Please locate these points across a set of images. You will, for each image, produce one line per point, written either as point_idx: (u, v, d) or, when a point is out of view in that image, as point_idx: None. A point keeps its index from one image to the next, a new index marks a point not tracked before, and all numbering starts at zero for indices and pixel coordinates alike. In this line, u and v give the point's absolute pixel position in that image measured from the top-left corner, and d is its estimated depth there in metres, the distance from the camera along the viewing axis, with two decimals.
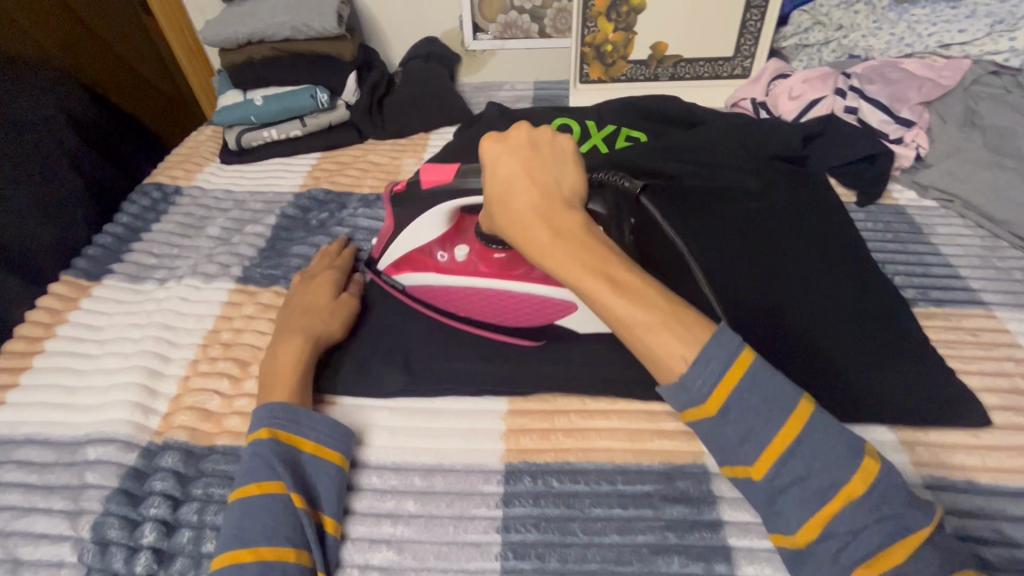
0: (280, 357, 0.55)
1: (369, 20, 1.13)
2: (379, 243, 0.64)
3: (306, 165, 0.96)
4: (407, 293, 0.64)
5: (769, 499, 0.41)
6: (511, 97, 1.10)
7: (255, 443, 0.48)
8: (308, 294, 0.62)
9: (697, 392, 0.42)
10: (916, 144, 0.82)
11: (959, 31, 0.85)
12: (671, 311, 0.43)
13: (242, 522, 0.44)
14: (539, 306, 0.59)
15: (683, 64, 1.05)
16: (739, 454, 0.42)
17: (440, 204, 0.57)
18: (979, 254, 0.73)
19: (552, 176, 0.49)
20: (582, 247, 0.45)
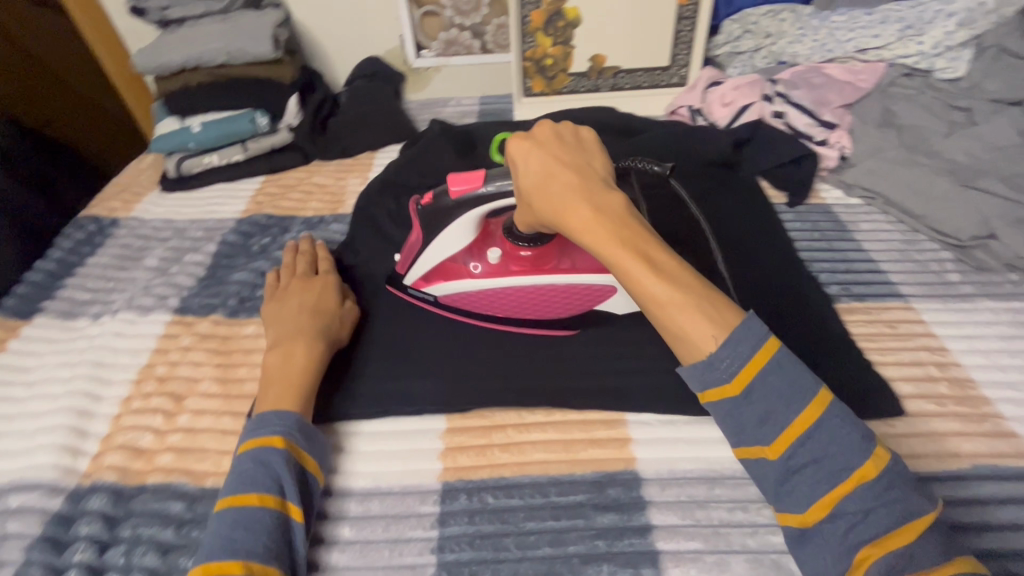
0: (291, 364, 0.55)
1: (311, 41, 1.13)
2: (407, 255, 0.65)
3: (249, 190, 0.95)
4: (441, 303, 0.65)
5: (781, 477, 0.43)
6: (457, 113, 1.11)
7: (269, 450, 0.48)
8: (312, 296, 0.62)
9: (722, 370, 0.44)
10: (840, 145, 0.85)
11: (874, 36, 0.89)
12: (703, 290, 0.46)
13: (234, 532, 0.44)
14: (579, 294, 0.62)
15: (622, 74, 1.08)
16: (757, 434, 0.44)
17: (471, 212, 0.58)
18: (899, 248, 0.76)
19: (586, 165, 0.50)
20: (623, 228, 0.47)
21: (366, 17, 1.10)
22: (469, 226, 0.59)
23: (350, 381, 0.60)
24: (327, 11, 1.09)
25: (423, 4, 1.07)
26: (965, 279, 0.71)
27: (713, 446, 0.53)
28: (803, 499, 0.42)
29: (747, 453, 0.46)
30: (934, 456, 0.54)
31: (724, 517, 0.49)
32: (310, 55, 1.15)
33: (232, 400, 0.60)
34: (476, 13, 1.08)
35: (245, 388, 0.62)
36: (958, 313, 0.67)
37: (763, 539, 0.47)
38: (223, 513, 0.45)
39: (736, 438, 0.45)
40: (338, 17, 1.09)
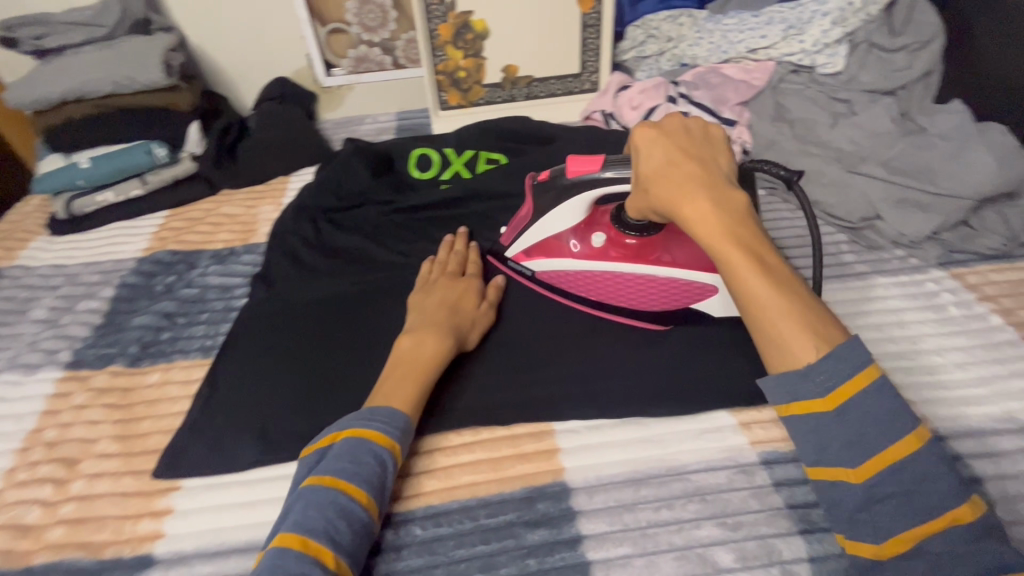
0: (421, 349, 0.55)
1: (213, 65, 1.08)
2: (514, 228, 0.67)
3: (151, 226, 0.89)
4: (538, 278, 0.67)
5: (861, 504, 0.41)
6: (374, 130, 1.09)
7: (377, 445, 0.48)
8: (453, 292, 0.63)
9: (816, 384, 0.41)
10: (741, 140, 0.90)
11: (762, 37, 0.95)
12: (811, 305, 0.43)
13: (336, 521, 0.43)
14: (678, 289, 0.61)
15: (535, 83, 1.09)
16: (838, 457, 0.41)
17: (586, 194, 0.58)
18: (800, 234, 0.80)
19: (713, 159, 0.48)
20: (741, 227, 0.44)
21: (269, 37, 1.06)
22: (579, 208, 0.59)
23: (269, 426, 0.59)
24: (226, 32, 1.04)
25: (328, 22, 1.05)
26: (858, 259, 0.76)
27: (638, 446, 0.54)
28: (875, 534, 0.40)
29: (823, 472, 0.43)
30: None
31: (650, 518, 0.49)
32: (213, 79, 1.10)
33: (134, 459, 0.57)
34: (383, 29, 1.06)
35: (148, 442, 0.59)
36: (855, 291, 0.71)
37: (688, 534, 0.48)
38: (329, 489, 0.44)
39: (816, 458, 0.43)
40: (239, 38, 1.05)
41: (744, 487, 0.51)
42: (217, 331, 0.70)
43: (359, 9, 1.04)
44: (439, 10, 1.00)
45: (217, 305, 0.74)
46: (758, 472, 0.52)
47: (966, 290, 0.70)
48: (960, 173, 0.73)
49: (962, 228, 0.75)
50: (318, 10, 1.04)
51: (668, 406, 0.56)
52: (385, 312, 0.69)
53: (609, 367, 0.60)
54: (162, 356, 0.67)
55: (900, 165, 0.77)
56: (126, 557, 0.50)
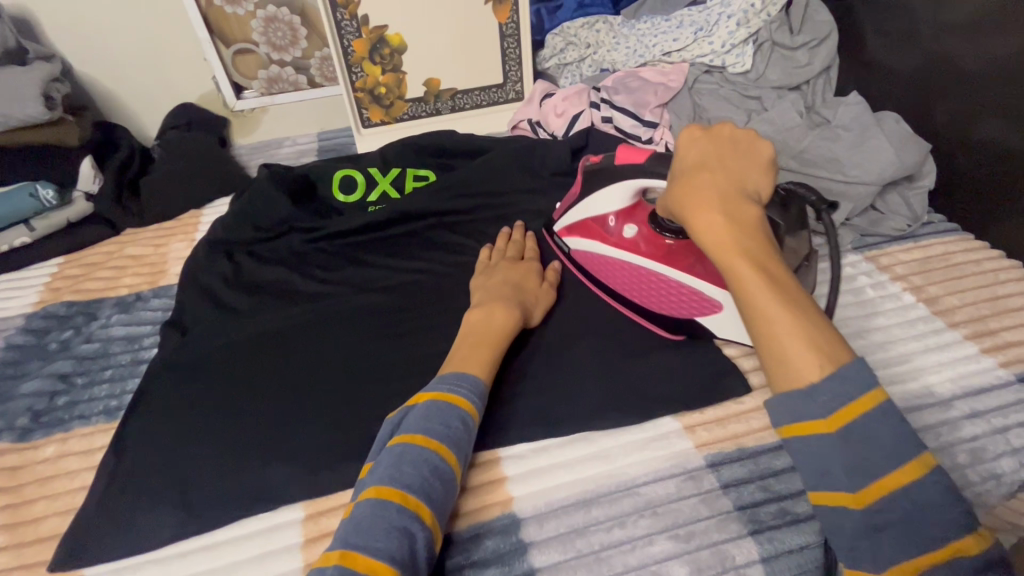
0: (492, 323, 0.57)
1: (105, 94, 0.99)
2: (566, 203, 0.68)
3: (41, 276, 0.80)
4: (574, 256, 0.68)
5: (864, 532, 0.37)
6: (293, 152, 1.03)
7: (453, 407, 0.49)
8: (514, 274, 0.64)
9: (819, 406, 0.38)
10: (664, 141, 0.93)
11: (674, 40, 0.98)
12: (820, 326, 0.40)
13: (430, 481, 0.45)
14: (691, 299, 0.59)
15: (459, 95, 1.07)
16: (842, 481, 0.38)
17: (632, 181, 0.58)
18: None
19: (742, 173, 0.48)
20: (749, 240, 0.44)
21: (168, 61, 0.99)
22: (621, 193, 0.59)
23: (189, 491, 0.54)
24: (117, 59, 0.96)
25: (231, 43, 0.99)
26: None
27: (585, 465, 0.53)
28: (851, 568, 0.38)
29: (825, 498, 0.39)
30: None
31: (603, 539, 0.48)
32: (107, 109, 1.01)
33: (24, 550, 0.51)
34: (294, 47, 1.02)
35: (43, 528, 0.52)
36: None
37: (642, 552, 0.47)
38: (416, 449, 0.46)
39: (818, 482, 0.39)
40: (133, 63, 0.97)
41: (693, 494, 0.51)
42: (123, 389, 0.63)
43: (265, 27, 0.98)
44: (350, 26, 0.97)
45: (123, 360, 0.67)
46: (705, 476, 0.52)
47: (880, 272, 0.74)
48: (865, 161, 0.77)
49: (870, 213, 0.79)
50: (219, 30, 0.97)
51: (612, 418, 0.55)
52: (312, 349, 0.65)
53: (553, 385, 0.59)
54: (58, 424, 0.60)
55: (811, 157, 0.81)
56: None
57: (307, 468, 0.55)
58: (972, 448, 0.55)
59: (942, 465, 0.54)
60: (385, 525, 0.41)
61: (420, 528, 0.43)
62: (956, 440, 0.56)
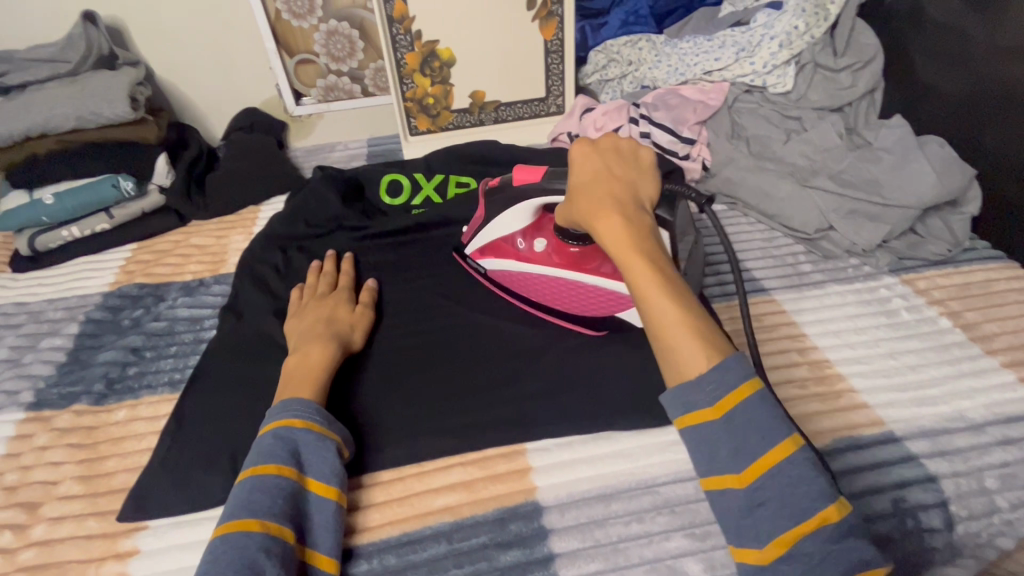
0: (309, 361, 0.59)
1: (182, 98, 1.08)
2: (473, 226, 0.72)
3: (118, 259, 0.88)
4: (490, 276, 0.72)
5: (746, 508, 0.43)
6: (344, 156, 1.10)
7: (267, 431, 0.52)
8: (325, 309, 0.67)
9: (705, 394, 0.45)
10: (701, 158, 0.95)
11: (716, 60, 0.99)
12: (699, 321, 0.48)
13: (250, 495, 0.47)
14: (606, 297, 0.65)
15: (503, 108, 1.12)
16: (727, 464, 0.44)
17: (531, 200, 0.64)
18: (760, 247, 0.84)
19: (631, 181, 0.57)
20: (643, 244, 0.52)
21: (236, 69, 1.07)
22: (524, 211, 0.65)
23: (240, 459, 0.58)
24: (193, 65, 1.05)
25: (296, 53, 1.07)
26: (815, 268, 0.79)
27: (608, 461, 0.55)
28: (769, 528, 0.42)
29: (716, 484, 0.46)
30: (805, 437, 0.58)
31: (622, 532, 0.50)
32: (182, 111, 1.10)
33: (98, 500, 0.56)
34: (352, 59, 1.09)
35: (114, 482, 0.57)
36: (812, 300, 0.74)
37: (658, 547, 0.49)
38: (242, 483, 0.49)
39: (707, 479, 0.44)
40: (206, 70, 1.06)
41: None
42: (185, 363, 0.70)
43: (327, 40, 1.06)
44: (405, 40, 1.03)
45: (186, 338, 0.73)
46: None
47: (915, 295, 0.73)
48: (904, 184, 0.77)
49: (909, 236, 0.79)
50: (285, 42, 1.05)
51: (635, 418, 0.58)
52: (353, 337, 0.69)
53: (580, 384, 0.61)
54: (130, 392, 0.66)
55: (849, 177, 0.81)
56: None
57: None
58: (1002, 474, 0.55)
59: (968, 488, 0.54)
60: (215, 556, 0.43)
61: (249, 541, 0.44)
62: (984, 465, 0.55)
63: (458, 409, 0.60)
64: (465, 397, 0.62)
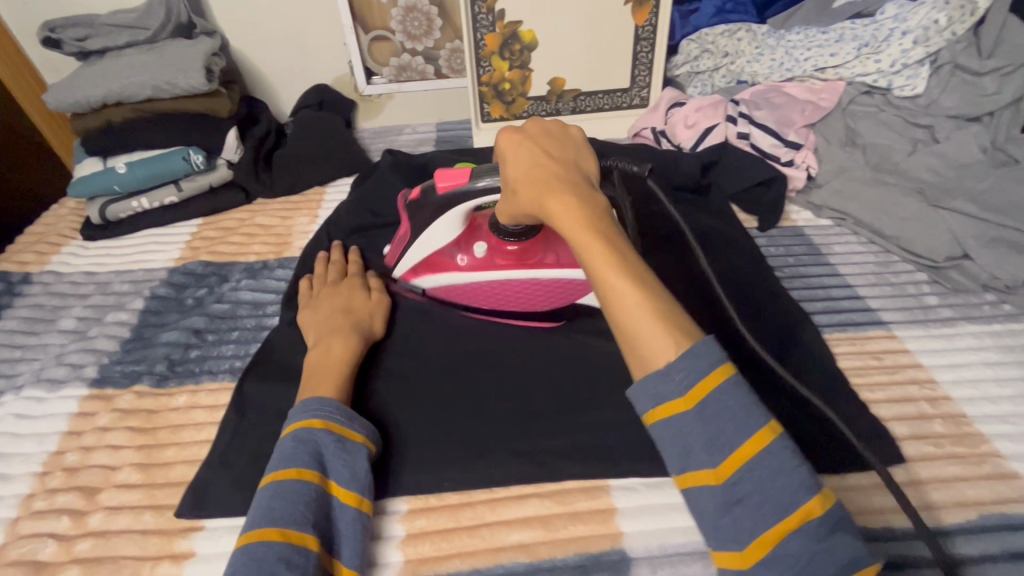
0: (331, 356, 0.57)
1: (254, 70, 1.06)
2: (395, 250, 0.67)
3: (184, 234, 0.87)
4: (429, 294, 0.68)
5: (722, 508, 0.37)
6: (412, 141, 1.06)
7: (286, 434, 0.48)
8: (340, 298, 0.64)
9: (678, 384, 0.39)
10: (806, 165, 0.85)
11: (831, 55, 0.89)
12: (664, 299, 0.41)
13: (270, 502, 0.43)
14: (559, 288, 0.63)
15: (582, 97, 1.04)
16: (698, 458, 0.38)
17: (456, 208, 0.60)
18: (874, 271, 0.74)
19: (569, 152, 0.50)
20: (595, 219, 0.44)
21: (310, 44, 1.03)
22: (450, 223, 0.61)
23: None
24: (267, 38, 1.02)
25: (371, 29, 1.02)
26: (943, 302, 0.69)
27: None
28: (748, 531, 0.36)
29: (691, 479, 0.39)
30: (939, 507, 0.50)
31: None
32: (252, 84, 1.07)
33: (156, 492, 0.53)
34: (428, 37, 1.03)
35: (171, 473, 0.55)
36: (942, 339, 0.64)
37: None
38: (264, 489, 0.45)
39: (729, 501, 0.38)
40: (279, 42, 1.03)
41: None
42: (247, 351, 0.67)
43: (404, 16, 1.00)
44: (486, 20, 0.96)
45: (248, 323, 0.70)
46: None
47: None
48: None
49: None
50: (361, 17, 1.00)
51: None
52: (435, 339, 0.64)
53: None
54: (191, 377, 0.64)
55: (991, 201, 0.71)
56: None
57: (427, 459, 0.54)
58: None
59: None
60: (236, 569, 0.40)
61: (266, 551, 0.41)
62: None
63: (538, 432, 0.55)
64: (542, 419, 0.56)
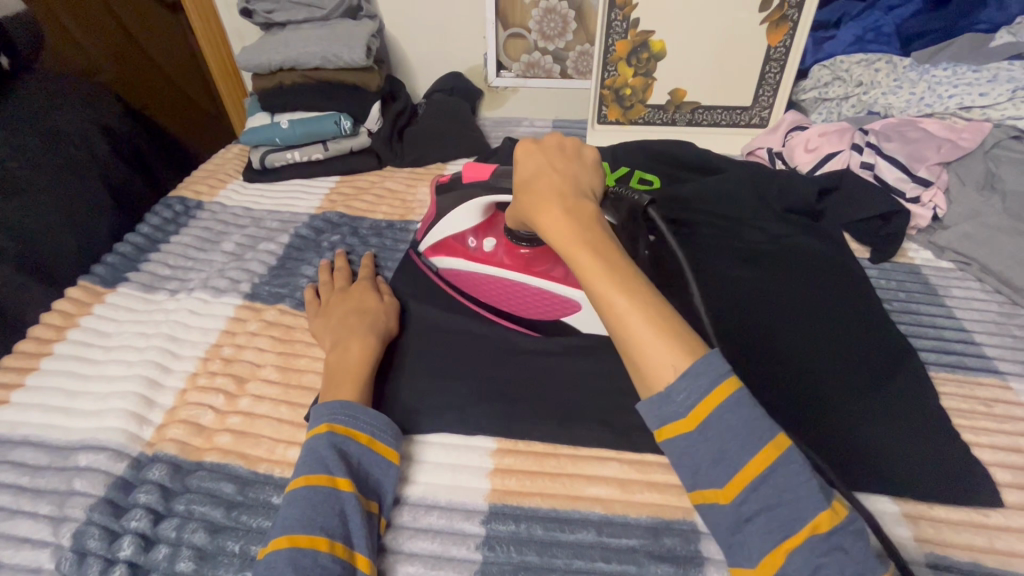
0: (349, 356, 0.59)
1: (400, 53, 1.18)
2: (425, 224, 0.73)
3: (324, 188, 0.98)
4: (442, 274, 0.73)
5: (733, 526, 0.40)
6: (529, 133, 1.13)
7: (309, 437, 0.51)
8: (354, 300, 0.67)
9: (678, 405, 0.41)
10: (933, 205, 0.82)
11: (981, 95, 0.86)
12: (656, 313, 0.43)
13: (288, 509, 0.47)
14: (547, 301, 0.66)
15: (700, 110, 1.06)
16: (710, 480, 0.41)
17: (476, 197, 0.65)
18: (996, 320, 0.71)
19: (569, 174, 0.53)
20: (588, 234, 0.47)
21: (452, 34, 1.13)
22: (473, 210, 0.67)
23: (412, 379, 0.62)
24: (416, 25, 1.13)
25: (510, 27, 1.10)
26: None
27: None
28: (758, 546, 0.39)
29: (702, 496, 0.42)
30: None
31: None
32: (396, 65, 1.19)
33: (290, 390, 0.62)
34: (561, 38, 1.09)
35: (303, 378, 0.63)
36: None
37: None
38: (285, 496, 0.49)
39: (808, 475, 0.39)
40: (427, 31, 1.14)
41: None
42: None
43: (543, 17, 1.07)
44: (620, 26, 1.01)
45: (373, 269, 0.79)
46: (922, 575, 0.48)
47: None
48: None
49: None
50: (504, 15, 1.09)
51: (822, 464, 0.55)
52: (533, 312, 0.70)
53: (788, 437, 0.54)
54: None
55: None
56: (276, 475, 0.54)
57: (505, 412, 0.59)
58: None
59: None
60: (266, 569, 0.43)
61: (280, 558, 0.43)
62: None
63: (622, 408, 0.59)
64: (625, 398, 0.59)
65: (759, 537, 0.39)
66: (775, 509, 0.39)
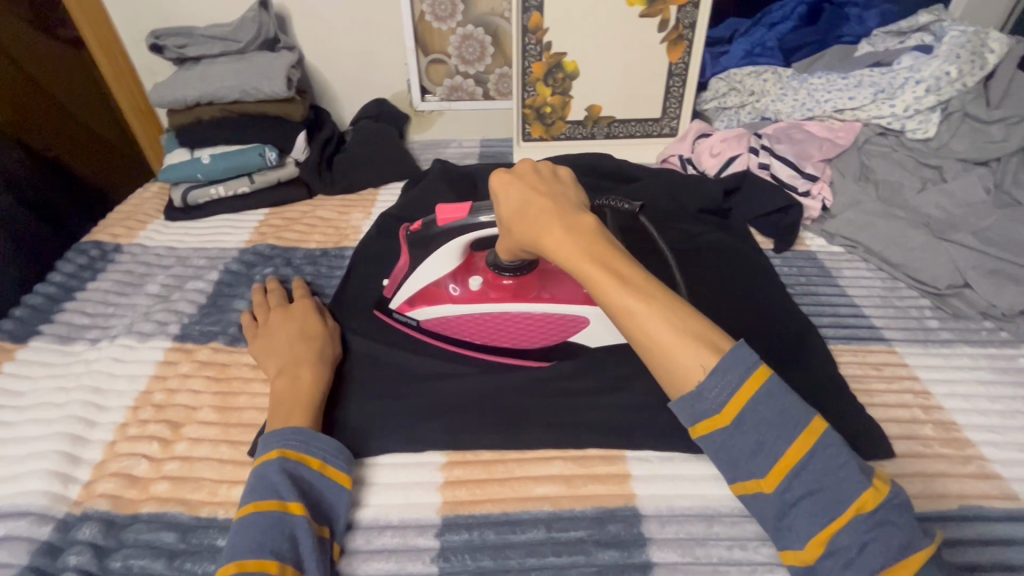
0: (299, 383, 0.59)
1: (323, 82, 1.18)
2: (395, 280, 0.69)
3: (253, 222, 0.97)
4: (423, 327, 0.69)
5: (779, 512, 0.44)
6: (458, 154, 1.16)
7: (257, 465, 0.51)
8: (297, 323, 0.66)
9: (711, 402, 0.44)
10: (821, 197, 0.92)
11: (850, 99, 0.96)
12: (676, 315, 0.45)
13: (237, 537, 0.46)
14: (553, 324, 0.65)
15: (616, 124, 1.14)
16: (754, 468, 0.44)
17: (456, 240, 0.61)
18: (881, 295, 0.81)
19: (557, 190, 0.52)
20: (593, 250, 0.48)
21: (374, 62, 1.15)
22: (451, 254, 0.63)
23: (355, 402, 0.63)
24: (337, 54, 1.14)
25: (430, 53, 1.13)
26: (943, 326, 0.76)
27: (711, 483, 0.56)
28: (804, 530, 0.42)
29: (744, 488, 0.46)
30: (921, 496, 0.57)
31: (723, 555, 0.50)
32: (320, 93, 1.20)
33: (230, 429, 0.61)
34: (480, 62, 1.14)
35: (243, 416, 0.62)
36: (937, 357, 0.71)
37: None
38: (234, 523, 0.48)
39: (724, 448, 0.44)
40: (348, 60, 1.15)
41: None
42: None
43: (461, 43, 1.12)
44: (535, 50, 1.06)
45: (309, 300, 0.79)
46: None
47: None
48: None
49: None
50: (423, 42, 1.12)
51: None
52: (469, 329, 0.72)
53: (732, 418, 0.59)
54: None
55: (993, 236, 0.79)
56: (220, 517, 0.53)
57: (451, 426, 0.60)
58: None
59: None
60: None
61: None
62: None
63: (562, 408, 0.62)
64: (565, 399, 0.63)
65: (807, 519, 0.42)
66: (817, 493, 0.42)
